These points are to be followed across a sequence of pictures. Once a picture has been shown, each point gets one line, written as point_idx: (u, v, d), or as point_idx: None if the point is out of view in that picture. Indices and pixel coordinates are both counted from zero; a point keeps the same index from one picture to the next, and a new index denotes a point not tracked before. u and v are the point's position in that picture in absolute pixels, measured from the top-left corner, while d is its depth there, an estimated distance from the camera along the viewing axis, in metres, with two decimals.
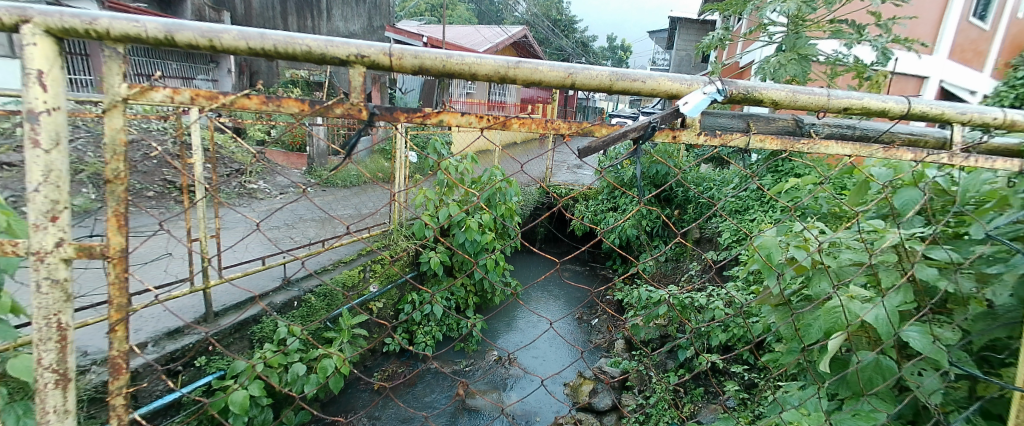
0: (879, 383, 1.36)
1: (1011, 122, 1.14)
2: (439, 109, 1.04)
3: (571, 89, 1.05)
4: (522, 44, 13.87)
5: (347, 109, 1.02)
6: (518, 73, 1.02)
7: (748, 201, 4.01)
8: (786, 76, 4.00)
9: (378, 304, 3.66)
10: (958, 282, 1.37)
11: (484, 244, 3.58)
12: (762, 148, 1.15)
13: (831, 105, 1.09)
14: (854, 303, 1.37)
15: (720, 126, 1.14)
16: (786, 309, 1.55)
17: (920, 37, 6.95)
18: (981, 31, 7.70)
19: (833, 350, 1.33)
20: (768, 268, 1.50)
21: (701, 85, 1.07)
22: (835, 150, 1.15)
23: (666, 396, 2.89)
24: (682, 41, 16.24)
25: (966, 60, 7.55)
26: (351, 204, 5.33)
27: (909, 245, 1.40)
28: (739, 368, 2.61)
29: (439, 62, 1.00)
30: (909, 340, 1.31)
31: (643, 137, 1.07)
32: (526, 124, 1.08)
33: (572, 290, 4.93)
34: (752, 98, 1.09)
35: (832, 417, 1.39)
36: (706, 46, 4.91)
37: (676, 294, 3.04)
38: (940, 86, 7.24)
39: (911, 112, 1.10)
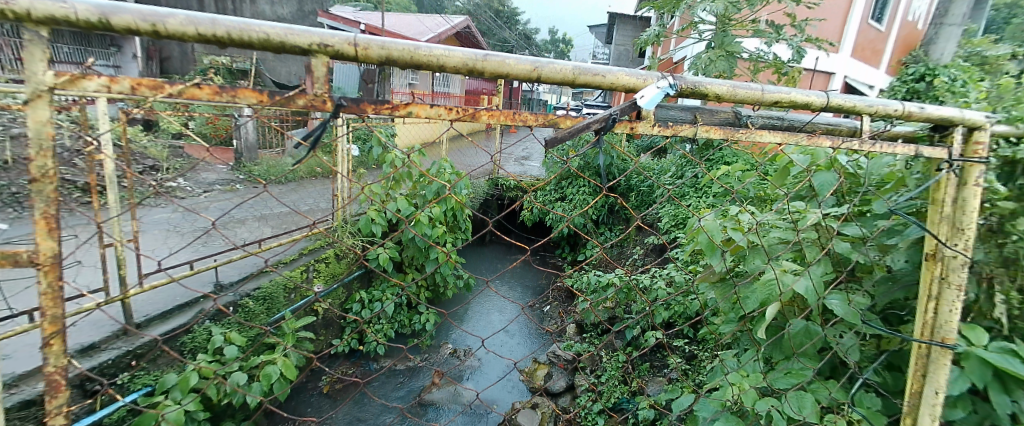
0: (806, 344, 1.54)
1: (908, 113, 1.31)
2: (407, 101, 1.06)
3: (537, 82, 1.10)
4: (465, 35, 13.68)
5: (310, 100, 1.02)
6: (486, 65, 1.07)
7: (684, 188, 4.20)
8: (715, 72, 4.30)
9: (324, 305, 3.58)
10: (865, 253, 1.57)
11: (435, 238, 3.59)
12: (708, 138, 1.27)
13: (764, 99, 1.22)
14: (786, 275, 1.52)
15: (672, 118, 1.25)
16: (724, 284, 1.71)
17: (828, 37, 7.60)
18: (878, 31, 8.56)
19: (768, 319, 1.49)
20: (708, 249, 1.64)
21: (654, 80, 1.16)
22: (768, 139, 1.28)
23: (617, 373, 3.06)
24: (621, 37, 16.94)
25: (865, 58, 8.39)
26: (289, 200, 5.12)
27: (827, 223, 1.57)
28: (681, 343, 2.81)
29: (406, 53, 1.02)
30: (833, 307, 1.49)
31: (604, 128, 1.15)
32: (494, 116, 1.12)
33: (529, 276, 5.12)
34: (698, 92, 1.20)
35: (769, 377, 1.56)
36: (643, 41, 5.06)
37: (622, 278, 3.21)
38: (845, 81, 8.00)
39: (829, 104, 1.25)
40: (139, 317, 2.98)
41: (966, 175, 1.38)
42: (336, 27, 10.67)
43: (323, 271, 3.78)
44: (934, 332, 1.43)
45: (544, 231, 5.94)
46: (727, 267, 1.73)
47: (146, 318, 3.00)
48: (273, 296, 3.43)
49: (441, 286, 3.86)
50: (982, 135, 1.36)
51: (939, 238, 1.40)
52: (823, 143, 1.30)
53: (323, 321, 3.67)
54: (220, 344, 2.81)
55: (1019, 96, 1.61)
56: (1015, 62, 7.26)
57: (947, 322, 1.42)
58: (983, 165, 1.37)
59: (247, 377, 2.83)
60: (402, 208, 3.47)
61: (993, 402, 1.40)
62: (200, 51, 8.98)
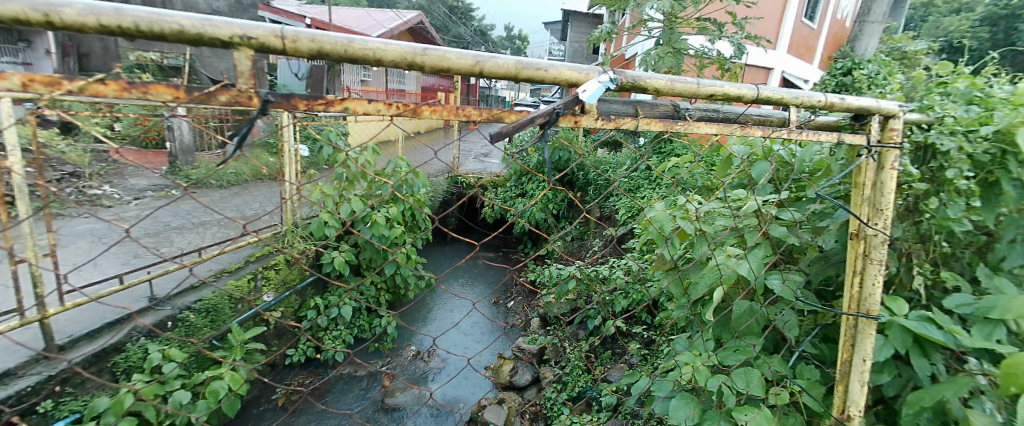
0: (748, 322, 1.64)
1: (830, 103, 1.39)
2: (344, 97, 1.04)
3: (481, 77, 1.12)
4: (420, 31, 13.41)
5: (234, 96, 0.99)
6: (426, 59, 1.06)
7: (638, 180, 4.28)
8: (664, 68, 4.46)
9: (276, 313, 3.45)
10: (799, 236, 1.70)
11: (393, 239, 3.55)
12: (649, 130, 1.32)
13: (701, 92, 1.28)
14: (730, 260, 1.61)
15: (613, 112, 1.30)
16: (676, 272, 1.77)
17: (766, 34, 8.02)
18: (811, 29, 9.13)
19: (716, 302, 1.57)
20: (659, 238, 1.70)
21: (596, 74, 1.20)
22: (705, 131, 1.35)
23: (580, 363, 3.14)
24: (576, 34, 17.29)
25: (799, 55, 8.94)
26: (233, 205, 4.86)
27: (765, 209, 1.67)
28: (639, 329, 2.91)
29: (339, 46, 1.00)
30: (772, 286, 1.62)
31: (548, 122, 1.18)
32: (437, 111, 1.12)
33: (491, 272, 5.10)
34: (638, 86, 1.24)
35: (719, 355, 1.63)
36: (595, 38, 5.16)
37: (583, 269, 3.30)
38: (782, 77, 8.47)
39: (760, 97, 1.33)
40: (61, 338, 2.75)
41: (883, 160, 1.48)
42: (279, 21, 10.15)
43: (273, 279, 3.64)
44: (860, 305, 1.53)
45: (505, 227, 5.94)
46: (677, 255, 1.80)
47: (69, 339, 2.77)
48: (217, 307, 3.27)
49: (401, 288, 3.81)
50: (896, 122, 1.47)
51: (861, 219, 1.49)
52: (755, 133, 1.38)
53: (275, 331, 3.54)
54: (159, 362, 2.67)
55: (931, 86, 1.67)
56: (929, 57, 7.93)
57: (871, 295, 1.51)
58: (898, 150, 1.47)
59: (191, 395, 2.70)
60: (357, 209, 3.37)
61: (914, 366, 1.50)
62: (125, 46, 8.32)
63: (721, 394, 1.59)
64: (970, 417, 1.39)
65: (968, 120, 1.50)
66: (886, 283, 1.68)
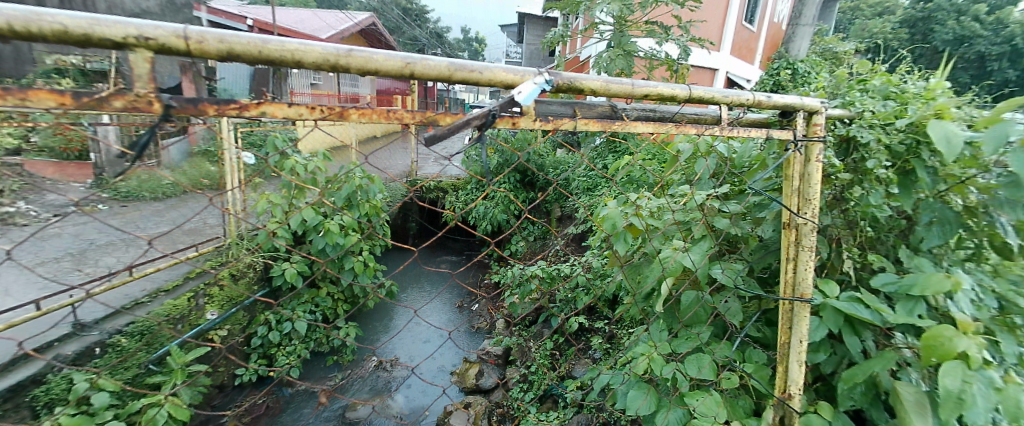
0: (697, 313, 1.67)
1: (757, 102, 1.37)
2: (260, 100, 1.00)
3: (412, 78, 1.08)
4: (372, 33, 13.13)
5: (131, 101, 0.95)
6: (350, 61, 1.02)
7: (595, 179, 4.33)
8: (615, 70, 4.58)
9: (223, 331, 3.25)
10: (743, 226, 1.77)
11: (348, 247, 3.45)
12: (587, 131, 1.28)
13: (636, 93, 1.24)
14: (678, 252, 1.65)
15: (552, 113, 1.24)
16: (632, 267, 1.80)
17: (709, 37, 8.38)
18: (750, 32, 9.63)
19: (665, 294, 1.61)
20: (612, 235, 1.75)
21: (531, 76, 1.17)
22: (641, 130, 1.31)
23: (545, 361, 3.17)
24: (530, 36, 17.50)
25: (741, 56, 9.41)
26: (170, 218, 4.57)
27: (710, 203, 1.72)
28: (601, 324, 2.97)
29: (251, 48, 0.96)
30: (716, 276, 1.66)
31: (484, 125, 1.13)
32: (366, 114, 1.08)
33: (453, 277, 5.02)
34: (575, 87, 1.20)
35: (673, 345, 1.66)
36: (548, 41, 5.23)
37: (545, 269, 3.36)
38: (726, 77, 8.88)
39: (692, 96, 1.30)
40: None
41: (808, 153, 1.50)
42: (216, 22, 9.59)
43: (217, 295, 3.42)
44: (794, 289, 1.55)
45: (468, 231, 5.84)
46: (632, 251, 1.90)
47: None
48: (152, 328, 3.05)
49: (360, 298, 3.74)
50: (818, 118, 1.48)
51: (791, 209, 1.52)
52: (689, 131, 1.34)
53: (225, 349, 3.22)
54: (88, 391, 2.46)
55: (851, 84, 1.75)
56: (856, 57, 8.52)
57: (804, 279, 1.53)
58: (821, 143, 1.48)
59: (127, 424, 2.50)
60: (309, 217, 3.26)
61: (846, 344, 1.51)
62: None
63: (675, 382, 1.62)
64: (898, 388, 1.44)
65: (885, 114, 1.57)
66: (820, 267, 1.70)
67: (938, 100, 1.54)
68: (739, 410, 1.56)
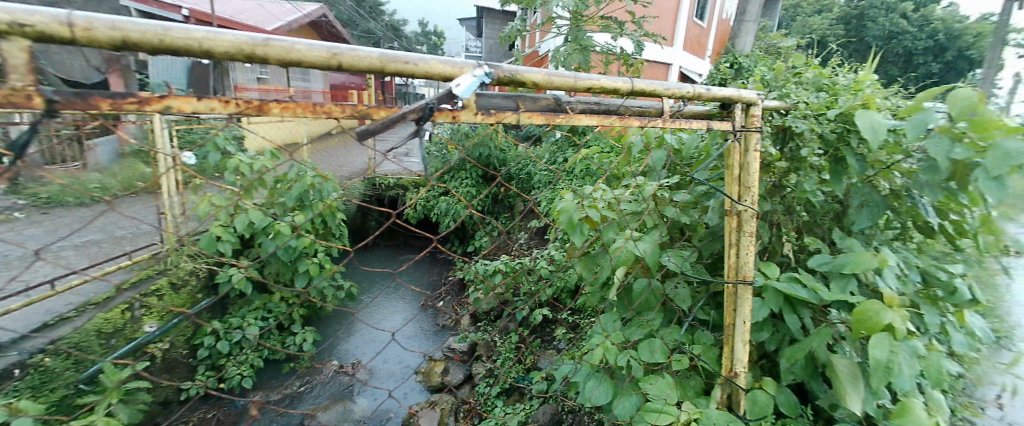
0: (651, 300, 1.72)
1: (698, 94, 1.37)
2: (164, 93, 0.89)
3: (340, 70, 0.99)
4: (324, 26, 12.75)
5: (7, 95, 0.82)
6: (269, 51, 0.92)
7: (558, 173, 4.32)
8: (572, 64, 4.64)
9: (164, 343, 3.12)
10: (692, 215, 1.84)
11: (302, 248, 3.35)
12: (530, 124, 1.24)
13: (578, 86, 1.20)
14: (630, 242, 1.68)
15: (494, 106, 1.19)
16: (589, 257, 1.83)
17: (662, 32, 8.59)
18: (701, 28, 9.93)
19: (618, 282, 1.65)
20: (568, 228, 1.73)
21: (470, 69, 1.10)
22: (586, 124, 1.29)
23: (511, 354, 3.19)
24: (487, 30, 17.44)
25: (692, 51, 9.70)
26: (105, 223, 4.30)
27: (661, 193, 1.79)
28: (565, 315, 3.02)
29: (151, 35, 0.85)
30: (667, 263, 1.71)
31: (422, 118, 1.08)
32: (290, 108, 0.98)
33: (417, 274, 5.00)
34: (516, 81, 1.14)
35: (626, 334, 1.72)
36: (505, 35, 5.22)
37: (508, 263, 3.38)
38: (679, 72, 9.14)
39: (635, 89, 1.27)
40: None
41: (747, 143, 1.52)
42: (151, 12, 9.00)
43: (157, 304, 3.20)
44: (738, 272, 1.57)
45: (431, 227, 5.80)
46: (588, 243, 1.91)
47: None
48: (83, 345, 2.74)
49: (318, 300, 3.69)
50: (756, 109, 1.51)
51: (731, 197, 1.54)
52: (633, 124, 1.34)
53: (167, 363, 3.11)
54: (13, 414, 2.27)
55: (788, 76, 1.87)
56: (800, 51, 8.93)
57: (746, 262, 1.56)
58: (758, 133, 1.52)
59: None
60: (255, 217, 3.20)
61: (786, 322, 1.60)
62: None
63: (630, 369, 1.67)
64: (833, 361, 1.52)
65: (817, 104, 1.66)
66: (763, 251, 1.79)
67: (864, 91, 1.68)
68: (689, 390, 1.62)
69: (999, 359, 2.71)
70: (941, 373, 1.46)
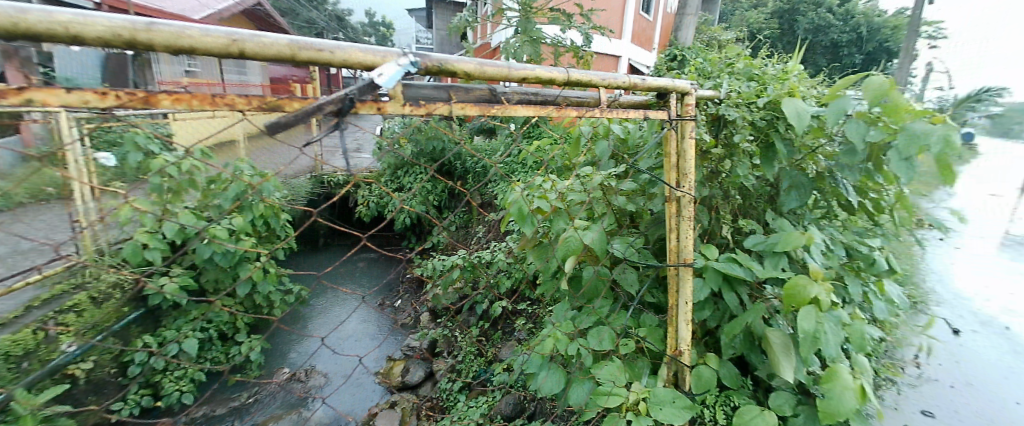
0: (601, 287, 1.78)
1: (633, 84, 1.39)
2: (27, 84, 0.79)
3: (243, 59, 0.93)
4: (266, 17, 12.21)
5: None
6: (155, 37, 0.84)
7: (514, 165, 4.32)
8: (523, 56, 4.63)
9: (86, 363, 2.80)
10: (638, 202, 1.90)
11: (242, 253, 3.18)
12: (464, 115, 1.20)
13: (513, 76, 1.18)
14: (579, 231, 1.70)
15: (424, 96, 1.13)
16: (541, 248, 1.86)
17: (611, 25, 8.73)
18: (648, 21, 10.16)
19: (569, 273, 1.65)
20: (519, 218, 1.70)
21: (395, 58, 1.05)
22: (522, 114, 1.28)
23: (473, 348, 3.19)
24: (438, 21, 17.20)
25: (640, 43, 9.91)
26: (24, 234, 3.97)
27: (608, 182, 1.85)
28: (523, 305, 3.04)
29: (6, 19, 0.75)
30: (615, 250, 1.76)
31: (341, 110, 1.00)
32: (184, 101, 0.91)
33: (375, 271, 4.93)
34: (446, 70, 1.11)
35: (578, 321, 1.77)
36: (454, 27, 5.14)
37: (465, 257, 3.36)
38: (628, 64, 9.32)
39: (571, 80, 1.28)
40: None
41: (682, 131, 1.57)
42: None
43: (76, 322, 2.87)
44: (679, 255, 1.63)
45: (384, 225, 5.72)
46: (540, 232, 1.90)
47: None
48: None
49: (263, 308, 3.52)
50: (690, 99, 1.55)
51: (669, 183, 1.59)
52: (570, 114, 1.35)
53: (92, 384, 2.83)
54: None
55: (722, 67, 1.96)
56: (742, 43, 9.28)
57: (687, 246, 1.62)
58: (693, 122, 1.56)
59: None
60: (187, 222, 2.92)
61: (725, 300, 1.69)
62: None
63: (581, 356, 1.71)
64: (768, 334, 1.62)
65: (748, 93, 1.74)
66: (703, 234, 1.90)
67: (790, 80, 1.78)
68: (638, 371, 1.69)
69: (916, 322, 2.98)
70: (863, 338, 1.56)
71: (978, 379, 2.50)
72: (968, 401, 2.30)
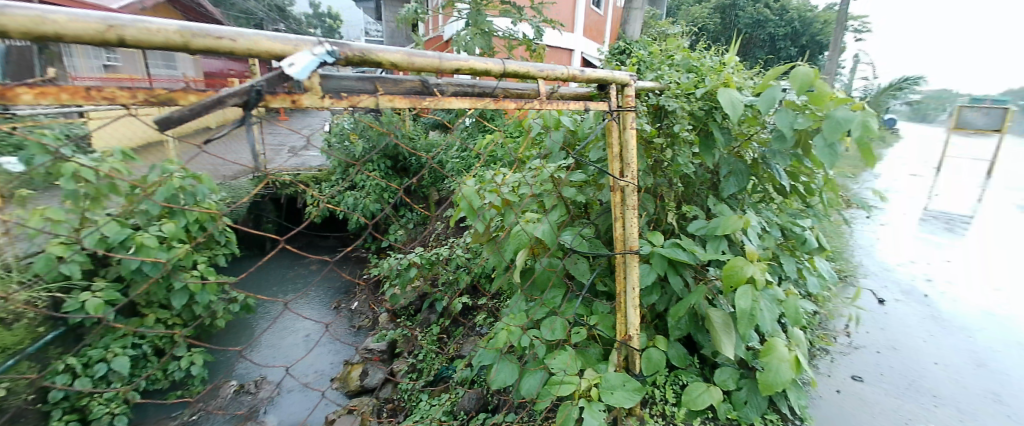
0: (553, 277, 1.82)
1: (572, 75, 1.39)
2: None
3: (125, 47, 0.86)
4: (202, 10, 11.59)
5: None
6: (12, 21, 0.77)
7: (470, 160, 4.29)
8: (475, 49, 4.60)
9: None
10: (588, 193, 1.93)
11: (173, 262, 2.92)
12: (392, 107, 1.15)
13: (445, 67, 1.15)
14: (529, 225, 1.74)
15: (346, 88, 1.09)
16: (495, 243, 1.89)
17: (562, 19, 8.79)
18: (598, 15, 10.29)
19: (520, 264, 1.69)
20: (470, 214, 1.78)
21: (310, 47, 1.00)
22: (457, 106, 1.24)
23: (433, 348, 3.21)
24: (389, 15, 16.84)
25: (591, 37, 10.02)
26: None
27: (558, 174, 1.87)
28: (483, 300, 3.05)
29: None
30: (567, 241, 1.79)
31: (246, 103, 0.97)
32: (57, 93, 0.84)
33: (330, 273, 4.80)
34: (370, 60, 1.07)
35: (531, 313, 1.79)
36: (403, 19, 5.02)
37: (423, 255, 3.33)
38: (580, 57, 9.42)
39: (507, 70, 1.26)
40: None
41: (623, 122, 1.59)
42: None
43: None
44: (625, 243, 1.66)
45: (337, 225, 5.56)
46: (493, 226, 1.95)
47: None
48: None
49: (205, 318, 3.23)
50: (630, 90, 1.56)
51: (613, 173, 1.61)
52: (509, 105, 1.32)
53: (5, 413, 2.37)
54: None
55: (660, 61, 2.04)
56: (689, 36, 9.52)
57: (632, 234, 1.65)
58: (633, 112, 1.59)
59: None
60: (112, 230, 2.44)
61: (670, 283, 1.76)
62: None
63: (534, 348, 1.75)
64: (710, 314, 1.70)
65: (686, 84, 1.80)
66: (651, 222, 1.97)
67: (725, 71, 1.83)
68: (590, 358, 1.73)
69: (847, 294, 3.15)
70: (798, 313, 1.64)
71: (902, 342, 2.66)
72: (894, 364, 2.43)
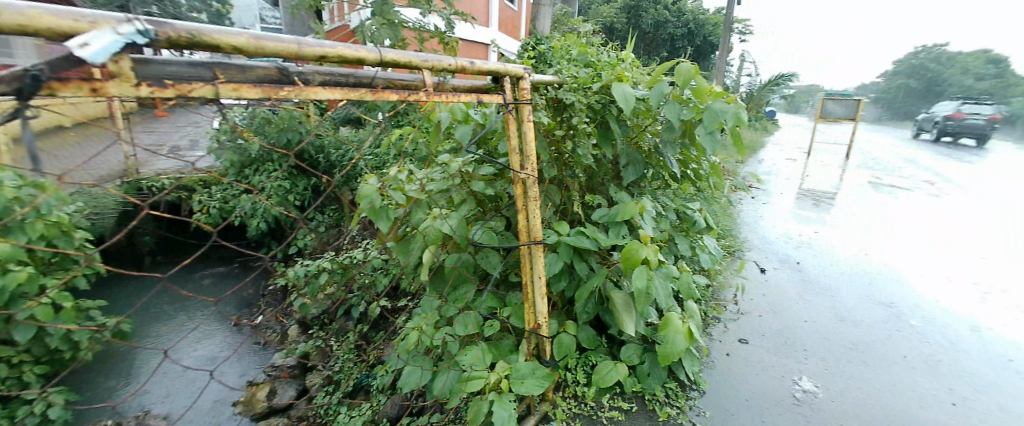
0: (468, 272, 1.82)
1: (461, 67, 1.39)
2: None
3: None
4: None
5: None
6: None
7: (383, 157, 4.15)
8: (382, 42, 4.45)
9: None
10: (499, 187, 1.95)
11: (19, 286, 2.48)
12: (239, 97, 1.04)
13: (305, 53, 1.07)
14: (437, 221, 1.71)
15: (172, 74, 0.97)
16: (404, 242, 1.84)
17: (476, 13, 8.74)
18: (512, 10, 10.35)
19: (428, 262, 1.69)
20: (373, 214, 1.64)
21: (115, 24, 0.87)
22: (325, 97, 1.14)
23: (350, 357, 3.10)
24: None
25: (506, 31, 10.06)
26: None
27: (468, 168, 1.86)
28: (400, 302, 2.97)
29: None
30: (477, 236, 1.80)
31: (23, 92, 0.85)
32: None
33: (233, 284, 4.46)
34: (202, 42, 0.96)
35: (444, 312, 1.78)
36: (299, 5, 4.68)
37: (334, 260, 3.18)
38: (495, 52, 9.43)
39: (385, 60, 1.19)
40: None
41: (520, 115, 1.61)
42: None
43: None
44: (529, 234, 1.68)
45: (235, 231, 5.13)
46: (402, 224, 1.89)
47: None
48: None
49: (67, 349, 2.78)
50: (524, 83, 1.59)
51: (513, 166, 1.61)
52: (389, 97, 1.26)
53: None
54: None
55: (561, 56, 2.07)
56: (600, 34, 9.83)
57: (535, 225, 1.67)
58: (530, 105, 1.61)
59: None
60: None
61: (578, 270, 1.82)
62: None
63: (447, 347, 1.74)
64: (613, 296, 1.77)
65: (583, 78, 1.86)
66: (559, 212, 2.03)
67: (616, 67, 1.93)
68: (504, 349, 1.77)
69: (733, 266, 3.44)
70: (690, 288, 1.81)
71: (779, 307, 2.91)
72: (770, 323, 2.69)
